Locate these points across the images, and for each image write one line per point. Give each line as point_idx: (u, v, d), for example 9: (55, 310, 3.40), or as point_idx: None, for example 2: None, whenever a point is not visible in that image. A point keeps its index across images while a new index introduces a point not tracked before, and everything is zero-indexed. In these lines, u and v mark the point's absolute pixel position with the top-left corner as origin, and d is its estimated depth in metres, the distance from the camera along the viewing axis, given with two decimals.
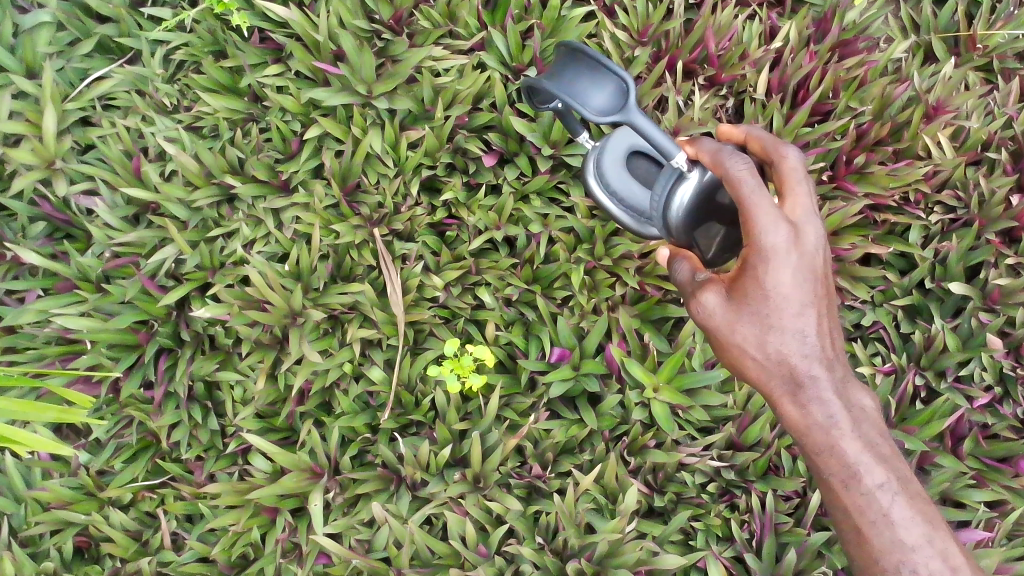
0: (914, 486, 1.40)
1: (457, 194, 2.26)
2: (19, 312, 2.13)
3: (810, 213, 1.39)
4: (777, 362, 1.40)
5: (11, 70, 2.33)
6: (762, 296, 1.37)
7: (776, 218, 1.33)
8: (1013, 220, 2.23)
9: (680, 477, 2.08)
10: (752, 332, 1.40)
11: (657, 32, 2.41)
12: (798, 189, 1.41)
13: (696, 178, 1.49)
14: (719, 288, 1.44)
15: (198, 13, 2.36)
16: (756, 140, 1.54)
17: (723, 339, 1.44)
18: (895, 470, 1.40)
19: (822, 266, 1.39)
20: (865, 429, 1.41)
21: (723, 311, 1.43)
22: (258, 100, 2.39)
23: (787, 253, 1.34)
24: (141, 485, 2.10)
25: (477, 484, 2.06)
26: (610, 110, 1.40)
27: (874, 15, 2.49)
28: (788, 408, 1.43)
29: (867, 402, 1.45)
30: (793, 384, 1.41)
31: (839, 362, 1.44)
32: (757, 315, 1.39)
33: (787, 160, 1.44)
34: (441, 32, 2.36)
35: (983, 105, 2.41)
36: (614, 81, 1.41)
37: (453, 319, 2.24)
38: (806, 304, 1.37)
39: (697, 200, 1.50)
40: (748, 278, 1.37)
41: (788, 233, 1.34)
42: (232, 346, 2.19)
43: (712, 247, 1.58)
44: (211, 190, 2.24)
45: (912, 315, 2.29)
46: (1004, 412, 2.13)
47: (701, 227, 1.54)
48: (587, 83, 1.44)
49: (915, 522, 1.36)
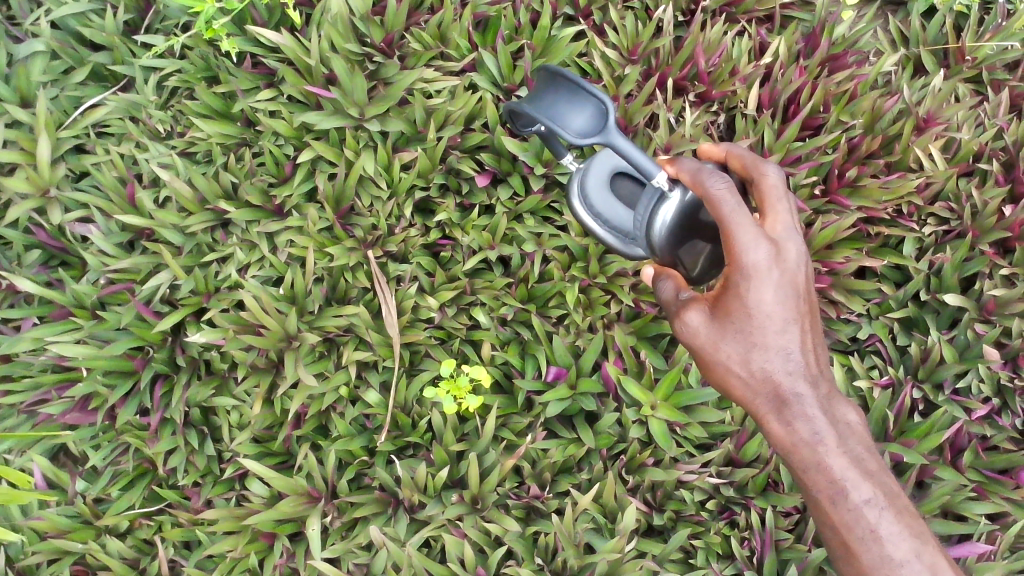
0: (901, 501, 1.40)
1: (451, 214, 2.27)
2: (14, 341, 2.14)
3: (791, 230, 1.39)
4: (761, 380, 1.40)
5: (5, 99, 2.34)
6: (745, 314, 1.37)
7: (756, 235, 1.32)
8: (1007, 231, 2.24)
9: (679, 494, 2.06)
10: (736, 350, 1.39)
11: (647, 50, 2.43)
12: (778, 206, 1.41)
13: (677, 198, 1.50)
14: (703, 306, 1.44)
15: (189, 40, 2.37)
16: (736, 158, 1.55)
17: (708, 357, 1.44)
18: (882, 485, 1.39)
19: (804, 281, 1.39)
20: (851, 445, 1.41)
21: (706, 330, 1.42)
22: (251, 124, 2.39)
23: (768, 270, 1.34)
24: (138, 513, 2.09)
25: (476, 506, 2.05)
26: (590, 131, 1.40)
27: (863, 29, 2.52)
28: (774, 425, 1.42)
29: (852, 417, 1.44)
30: (777, 401, 1.41)
31: (824, 378, 1.44)
32: (740, 332, 1.38)
33: (767, 177, 1.44)
34: (432, 54, 2.38)
35: (973, 116, 2.41)
36: (593, 101, 1.42)
37: (448, 340, 2.23)
38: (788, 320, 1.37)
39: (680, 219, 1.51)
40: (730, 296, 1.37)
41: (769, 250, 1.33)
42: (228, 371, 2.19)
43: (698, 265, 1.58)
44: (205, 215, 2.24)
45: (908, 328, 2.29)
46: (1003, 424, 2.12)
47: (686, 245, 1.55)
48: (566, 105, 1.45)
49: (903, 537, 1.35)
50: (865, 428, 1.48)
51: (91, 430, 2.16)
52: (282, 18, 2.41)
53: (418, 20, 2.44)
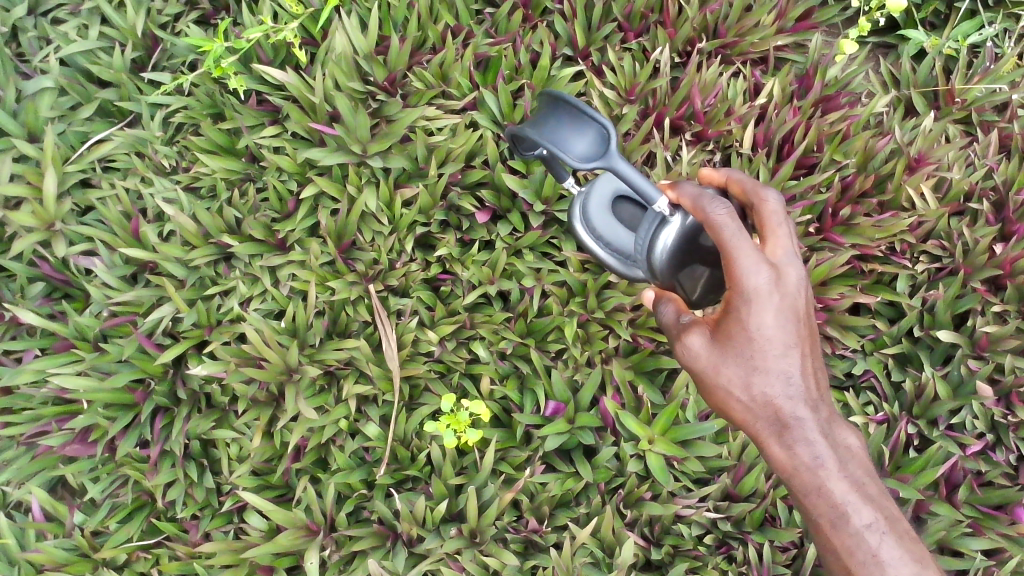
0: (902, 525, 1.41)
1: (451, 249, 2.30)
2: (16, 373, 2.16)
3: (791, 255, 1.42)
4: (762, 404, 1.42)
5: (12, 134, 2.38)
6: (746, 338, 1.39)
7: (757, 261, 1.35)
8: (998, 268, 2.27)
9: (677, 529, 2.08)
10: (737, 373, 1.41)
11: (644, 90, 2.48)
12: (779, 231, 1.43)
13: (678, 222, 1.53)
14: (704, 330, 1.46)
15: (196, 78, 2.42)
16: (736, 183, 1.58)
17: (709, 381, 1.46)
18: (882, 509, 1.41)
19: (804, 306, 1.42)
20: (852, 469, 1.43)
21: (708, 354, 1.44)
22: (256, 160, 2.43)
23: (769, 295, 1.36)
24: (135, 545, 2.09)
25: (474, 539, 2.06)
26: (592, 156, 1.42)
27: (854, 72, 2.58)
28: (775, 449, 1.44)
29: (853, 441, 1.46)
30: (779, 425, 1.43)
31: (824, 403, 1.46)
32: (742, 357, 1.40)
33: (767, 203, 1.47)
34: (434, 93, 2.42)
35: (963, 156, 2.46)
36: (596, 127, 1.44)
37: (447, 374, 2.26)
38: (789, 344, 1.40)
39: (681, 243, 1.54)
40: (731, 320, 1.39)
41: (769, 276, 1.36)
42: (228, 404, 2.20)
43: (698, 289, 1.59)
44: (208, 249, 2.27)
45: (902, 364, 2.31)
46: (998, 459, 2.13)
47: (686, 269, 1.57)
48: (569, 130, 1.47)
49: (904, 561, 1.37)
50: (866, 452, 1.50)
51: (90, 462, 2.16)
52: (287, 57, 2.47)
53: (420, 60, 2.49)
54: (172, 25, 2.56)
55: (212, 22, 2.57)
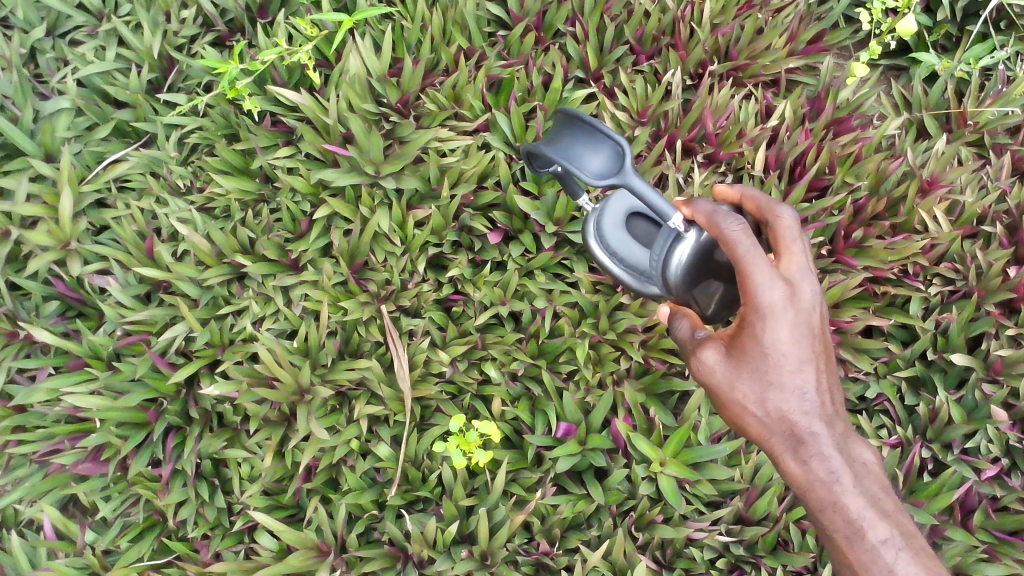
0: (919, 541, 1.41)
1: (463, 270, 2.31)
2: (31, 391, 2.16)
3: (805, 270, 1.42)
4: (777, 419, 1.41)
5: (29, 154, 2.40)
6: (760, 353, 1.39)
7: (771, 276, 1.35)
8: (1012, 291, 2.27)
9: (689, 552, 2.07)
10: (752, 389, 1.41)
11: (656, 113, 2.49)
12: (792, 247, 1.44)
13: (693, 238, 1.53)
14: (719, 345, 1.45)
15: (211, 99, 2.46)
16: (751, 200, 1.58)
17: (724, 397, 1.45)
18: (899, 524, 1.41)
19: (819, 321, 1.41)
20: (868, 484, 1.42)
21: (723, 369, 1.44)
22: (270, 180, 2.45)
23: (784, 310, 1.36)
24: (146, 565, 2.07)
25: (485, 561, 2.05)
26: (607, 173, 1.41)
27: (866, 93, 2.59)
28: (790, 464, 1.43)
29: (869, 457, 1.45)
30: (793, 441, 1.42)
31: (840, 418, 1.45)
32: (756, 372, 1.40)
33: (782, 219, 1.47)
34: (447, 114, 2.44)
35: (976, 179, 2.46)
36: (610, 144, 1.42)
37: (458, 395, 2.26)
38: (804, 359, 1.39)
39: (695, 259, 1.54)
40: (746, 335, 1.39)
41: (784, 291, 1.36)
42: (240, 423, 2.21)
43: (712, 304, 1.59)
44: (223, 269, 2.28)
45: (916, 387, 2.30)
46: (1014, 484, 2.11)
47: (700, 285, 1.56)
48: (585, 147, 1.47)
49: None
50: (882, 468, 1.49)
51: (103, 481, 2.17)
52: (301, 79, 2.49)
53: (433, 82, 2.51)
54: (188, 46, 2.59)
55: (227, 43, 2.60)
